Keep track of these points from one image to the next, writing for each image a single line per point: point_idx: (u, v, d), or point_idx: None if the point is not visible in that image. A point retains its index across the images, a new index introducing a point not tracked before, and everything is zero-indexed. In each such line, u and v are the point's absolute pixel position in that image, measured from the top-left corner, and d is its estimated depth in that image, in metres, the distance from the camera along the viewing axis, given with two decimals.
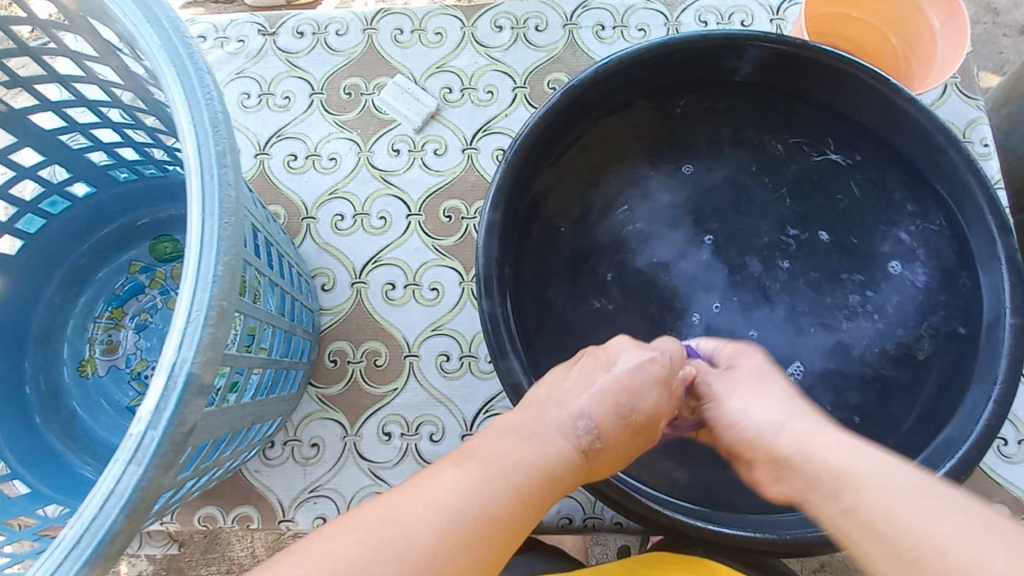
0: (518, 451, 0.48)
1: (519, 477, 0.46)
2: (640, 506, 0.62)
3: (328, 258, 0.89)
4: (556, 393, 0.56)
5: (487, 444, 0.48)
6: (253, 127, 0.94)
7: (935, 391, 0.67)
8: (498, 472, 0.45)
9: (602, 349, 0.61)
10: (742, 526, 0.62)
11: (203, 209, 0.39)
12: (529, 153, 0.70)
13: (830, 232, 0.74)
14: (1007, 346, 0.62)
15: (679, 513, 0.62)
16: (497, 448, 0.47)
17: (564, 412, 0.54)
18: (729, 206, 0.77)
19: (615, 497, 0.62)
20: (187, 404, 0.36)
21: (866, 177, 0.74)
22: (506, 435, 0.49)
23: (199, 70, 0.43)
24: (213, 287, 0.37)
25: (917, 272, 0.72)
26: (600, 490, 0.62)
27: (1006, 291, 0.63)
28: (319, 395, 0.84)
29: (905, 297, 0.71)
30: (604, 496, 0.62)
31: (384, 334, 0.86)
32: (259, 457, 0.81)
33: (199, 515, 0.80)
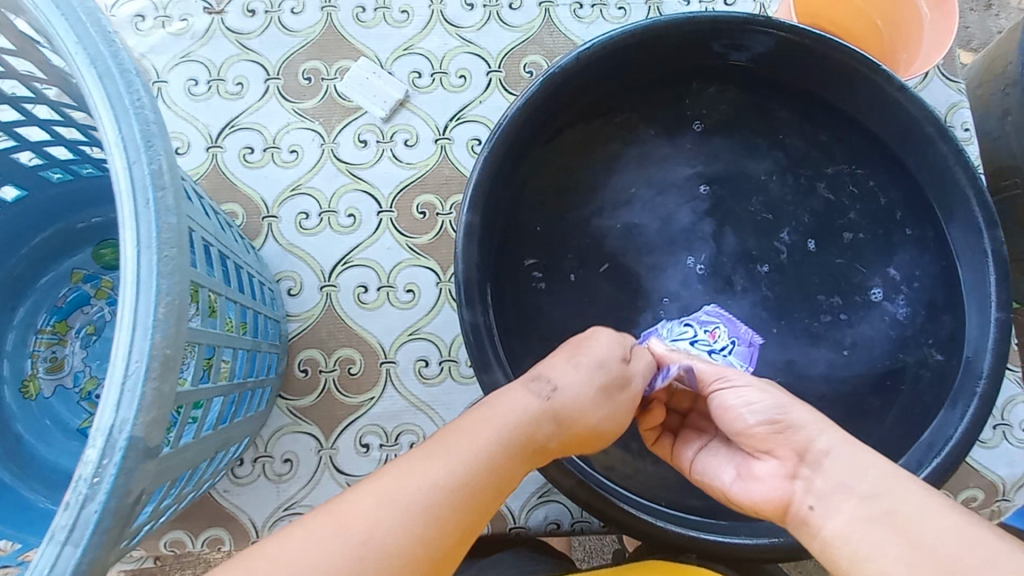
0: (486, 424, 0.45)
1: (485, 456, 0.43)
2: (631, 518, 0.60)
3: (293, 260, 0.82)
4: (513, 388, 0.48)
5: (423, 457, 0.41)
6: (203, 117, 0.86)
7: (923, 386, 0.66)
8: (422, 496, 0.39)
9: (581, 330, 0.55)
10: (737, 532, 0.60)
11: (138, 240, 0.34)
12: (507, 149, 0.65)
13: (817, 242, 0.72)
14: (993, 341, 0.61)
15: (672, 525, 0.61)
16: (428, 467, 0.40)
17: (512, 411, 0.46)
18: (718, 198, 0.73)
19: (607, 512, 0.59)
20: (131, 470, 0.32)
21: (854, 168, 0.72)
22: (445, 443, 0.42)
23: (126, 72, 0.37)
24: (155, 332, 0.33)
25: (898, 306, 0.69)
26: (591, 505, 0.59)
27: (993, 285, 0.63)
28: (290, 408, 0.79)
29: (901, 313, 0.69)
30: (595, 510, 0.60)
31: (358, 340, 0.81)
32: (229, 476, 0.76)
33: (166, 541, 0.75)
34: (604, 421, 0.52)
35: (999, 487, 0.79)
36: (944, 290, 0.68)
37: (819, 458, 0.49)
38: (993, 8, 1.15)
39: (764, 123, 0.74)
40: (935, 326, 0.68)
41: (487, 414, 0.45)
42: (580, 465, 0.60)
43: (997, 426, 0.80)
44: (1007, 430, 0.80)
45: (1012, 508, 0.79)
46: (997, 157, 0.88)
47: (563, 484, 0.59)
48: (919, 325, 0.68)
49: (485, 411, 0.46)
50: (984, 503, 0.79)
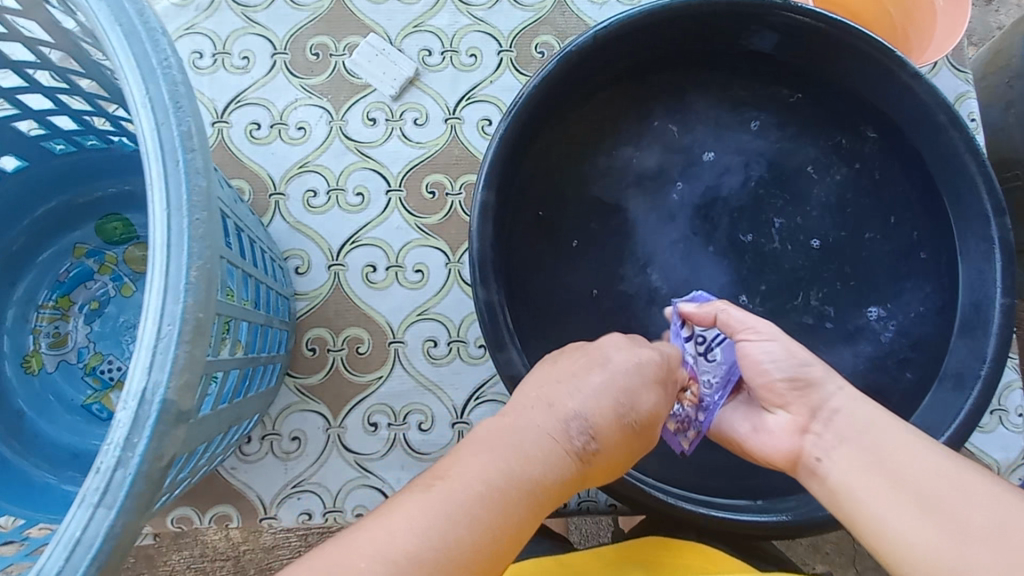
0: (502, 466, 0.41)
1: (501, 497, 0.39)
2: (643, 496, 0.60)
3: (301, 238, 0.82)
4: (524, 426, 0.44)
5: (421, 517, 0.37)
6: (208, 91, 0.84)
7: (927, 369, 0.67)
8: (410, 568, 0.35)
9: (594, 348, 0.51)
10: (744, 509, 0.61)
11: (168, 204, 0.33)
12: (519, 128, 0.65)
13: (820, 241, 0.72)
14: (998, 324, 0.62)
15: (683, 504, 0.61)
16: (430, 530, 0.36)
17: (520, 460, 0.42)
18: (734, 181, 0.73)
19: (615, 489, 0.60)
20: (164, 434, 0.32)
21: (862, 155, 0.73)
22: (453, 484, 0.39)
23: (151, 30, 0.36)
24: (186, 296, 0.32)
25: (887, 328, 0.69)
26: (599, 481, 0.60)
27: (997, 270, 0.64)
28: (298, 386, 0.79)
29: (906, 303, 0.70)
30: (604, 486, 0.60)
31: (366, 320, 0.80)
32: (236, 454, 0.76)
33: (173, 517, 0.75)
34: (620, 457, 0.48)
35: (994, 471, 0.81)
36: (950, 276, 0.68)
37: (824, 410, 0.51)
38: (994, 3, 1.15)
39: (777, 107, 0.74)
40: (941, 313, 0.68)
41: (496, 459, 0.41)
42: None
43: (994, 411, 0.82)
44: (1003, 415, 0.82)
45: None
46: (1001, 149, 0.89)
47: None
48: (927, 312, 0.69)
49: (486, 473, 0.40)
50: None
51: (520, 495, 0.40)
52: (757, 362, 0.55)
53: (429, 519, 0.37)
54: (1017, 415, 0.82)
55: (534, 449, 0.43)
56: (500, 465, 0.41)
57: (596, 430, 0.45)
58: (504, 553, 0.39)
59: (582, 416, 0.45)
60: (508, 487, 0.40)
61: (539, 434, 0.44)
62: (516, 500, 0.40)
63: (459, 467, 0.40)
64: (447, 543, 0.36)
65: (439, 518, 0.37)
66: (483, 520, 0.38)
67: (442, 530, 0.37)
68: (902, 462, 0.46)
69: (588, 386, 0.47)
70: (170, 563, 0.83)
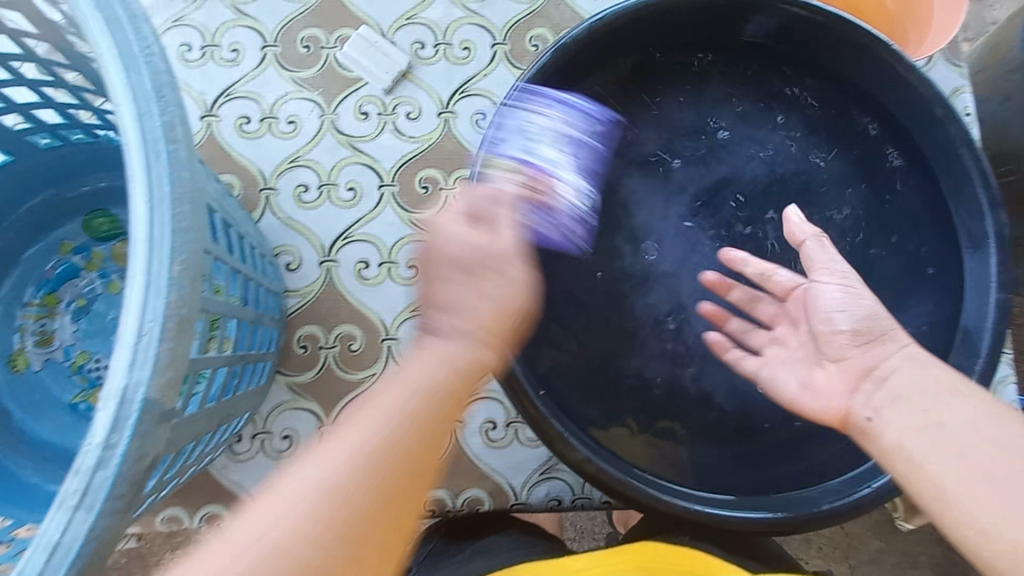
0: (405, 380, 0.45)
1: (410, 404, 0.44)
2: (639, 494, 0.58)
3: (292, 234, 0.81)
4: (424, 352, 0.48)
5: (339, 445, 0.41)
6: (197, 84, 0.83)
7: None
8: (346, 489, 0.39)
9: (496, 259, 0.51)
10: (748, 508, 0.59)
11: (149, 196, 0.32)
12: (513, 121, 0.64)
13: None
14: (994, 319, 0.62)
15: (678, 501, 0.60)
16: (353, 456, 0.40)
17: (415, 387, 0.45)
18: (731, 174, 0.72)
19: (616, 490, 0.58)
20: (145, 434, 0.31)
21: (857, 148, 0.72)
22: (364, 413, 0.43)
23: (133, 17, 0.35)
24: (170, 292, 0.31)
25: None
26: (600, 483, 0.58)
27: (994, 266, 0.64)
28: (290, 384, 0.78)
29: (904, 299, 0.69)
30: (606, 488, 0.58)
31: (359, 317, 0.79)
32: (227, 453, 0.75)
33: (163, 517, 0.74)
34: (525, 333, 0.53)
35: None
36: (947, 272, 0.68)
37: (883, 378, 0.50)
38: None
39: (773, 101, 0.73)
40: (938, 307, 0.68)
41: (401, 382, 0.45)
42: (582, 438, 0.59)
43: None
44: None
45: None
46: (996, 144, 0.89)
47: (567, 456, 0.58)
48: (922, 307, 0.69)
49: (396, 393, 0.44)
50: None
51: (421, 413, 0.44)
52: (816, 313, 0.55)
53: (339, 461, 0.40)
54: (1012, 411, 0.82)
55: (427, 358, 0.47)
56: (399, 384, 0.45)
57: (475, 317, 0.50)
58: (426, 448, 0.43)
59: (450, 311, 0.50)
60: (414, 394, 0.45)
61: (429, 362, 0.47)
62: (426, 403, 0.44)
63: (353, 417, 0.44)
64: (363, 470, 0.40)
65: (346, 459, 0.40)
66: (399, 428, 0.43)
67: (354, 469, 0.40)
68: (970, 445, 0.45)
69: (451, 294, 0.51)
70: (160, 564, 0.82)
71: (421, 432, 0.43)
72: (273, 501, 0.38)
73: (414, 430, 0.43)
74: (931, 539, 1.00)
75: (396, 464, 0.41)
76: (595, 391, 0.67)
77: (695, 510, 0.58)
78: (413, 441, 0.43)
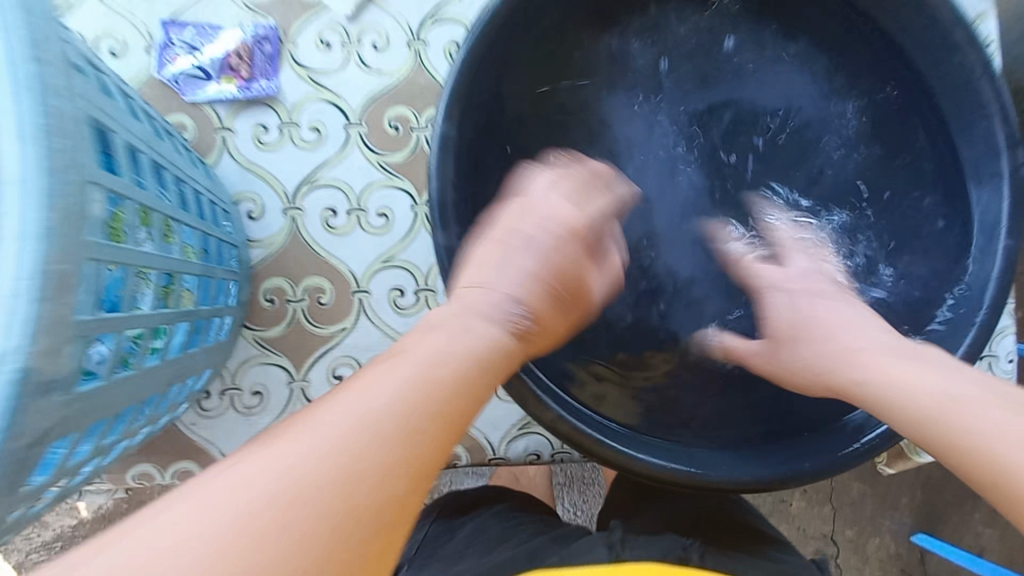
0: (430, 350, 0.37)
1: (439, 372, 0.36)
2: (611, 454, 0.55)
3: (253, 179, 0.75)
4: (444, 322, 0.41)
5: (340, 403, 0.32)
6: (138, 10, 0.74)
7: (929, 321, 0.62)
8: (342, 460, 0.30)
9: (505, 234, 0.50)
10: (729, 468, 0.56)
11: (14, 133, 0.28)
12: (481, 49, 0.57)
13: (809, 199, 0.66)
14: (999, 265, 0.56)
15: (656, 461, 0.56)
16: (356, 413, 0.32)
17: (431, 368, 0.36)
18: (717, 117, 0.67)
19: (590, 451, 0.55)
20: (28, 406, 0.28)
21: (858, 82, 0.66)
22: (372, 377, 0.35)
23: None
24: (43, 244, 0.28)
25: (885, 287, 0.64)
26: (574, 443, 0.55)
27: (998, 212, 0.58)
28: (257, 338, 0.74)
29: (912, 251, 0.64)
30: (580, 449, 0.56)
31: (328, 269, 0.75)
32: (195, 409, 0.73)
33: (133, 473, 0.72)
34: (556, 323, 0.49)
35: None
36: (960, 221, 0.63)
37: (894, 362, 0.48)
38: None
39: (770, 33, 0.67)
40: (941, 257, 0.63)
41: (423, 350, 0.37)
42: (553, 397, 0.56)
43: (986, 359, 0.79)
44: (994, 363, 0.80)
45: None
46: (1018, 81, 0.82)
47: (538, 416, 0.55)
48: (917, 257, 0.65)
49: (411, 363, 0.36)
50: None
51: (438, 406, 0.34)
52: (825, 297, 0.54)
53: (307, 441, 0.30)
54: (1007, 361, 0.79)
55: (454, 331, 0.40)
56: (418, 353, 0.37)
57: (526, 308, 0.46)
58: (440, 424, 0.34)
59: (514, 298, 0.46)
60: (440, 366, 0.36)
61: (459, 343, 0.39)
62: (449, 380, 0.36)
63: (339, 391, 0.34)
64: (353, 465, 0.30)
65: (324, 442, 0.30)
66: (419, 400, 0.34)
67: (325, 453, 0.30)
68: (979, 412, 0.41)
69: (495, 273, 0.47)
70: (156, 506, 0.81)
71: (440, 414, 0.34)
72: (213, 480, 0.28)
73: (432, 406, 0.34)
74: (912, 482, 1.00)
75: (406, 442, 0.32)
76: (571, 347, 0.64)
77: (673, 469, 0.56)
78: (433, 418, 0.34)
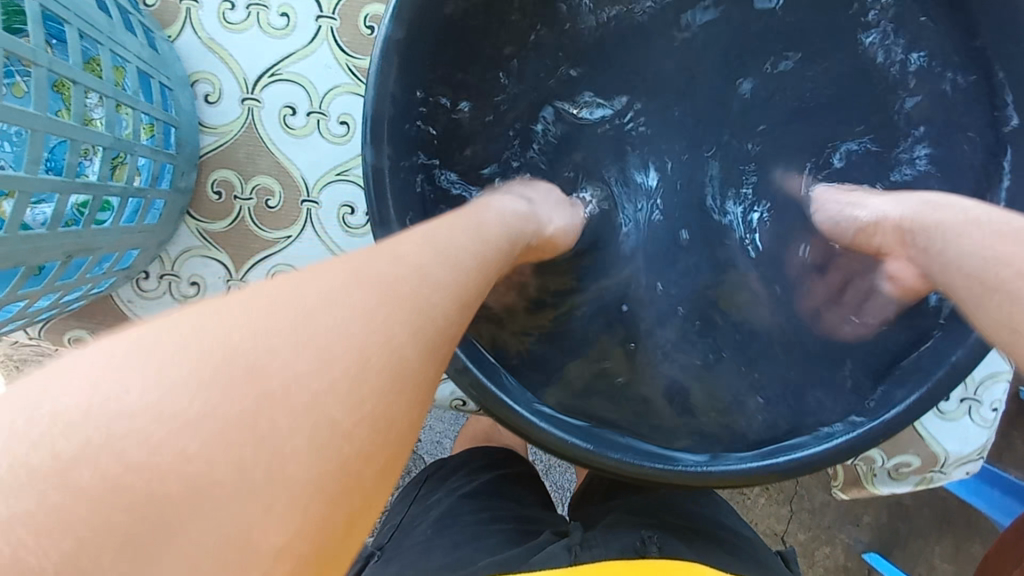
0: (466, 222, 0.43)
1: (484, 236, 0.43)
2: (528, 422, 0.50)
3: (213, 59, 0.70)
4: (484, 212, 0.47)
5: (387, 248, 0.36)
6: None
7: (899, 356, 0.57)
8: (409, 283, 0.33)
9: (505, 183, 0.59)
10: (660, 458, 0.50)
11: None
12: None
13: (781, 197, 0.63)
14: None
15: (569, 439, 0.50)
16: (418, 247, 0.36)
17: (440, 243, 0.38)
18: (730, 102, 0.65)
19: (496, 415, 0.50)
20: None
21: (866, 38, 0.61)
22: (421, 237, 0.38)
23: None
24: None
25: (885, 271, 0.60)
26: (481, 406, 0.50)
27: None
28: (200, 230, 0.72)
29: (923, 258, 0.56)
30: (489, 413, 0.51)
31: (279, 170, 0.71)
32: (133, 287, 0.73)
33: (68, 338, 0.74)
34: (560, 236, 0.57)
35: (939, 459, 0.74)
36: None
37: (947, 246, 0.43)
38: None
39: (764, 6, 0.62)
40: None
41: (457, 225, 0.42)
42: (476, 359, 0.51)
43: (965, 400, 0.73)
44: (973, 406, 0.73)
45: (943, 479, 0.74)
46: None
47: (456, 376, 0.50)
48: None
49: (452, 229, 0.41)
50: (915, 470, 0.74)
51: (466, 293, 0.37)
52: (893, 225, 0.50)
53: (342, 296, 0.30)
54: (989, 408, 0.73)
55: (481, 214, 0.46)
56: (466, 219, 0.44)
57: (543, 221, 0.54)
58: (487, 269, 0.41)
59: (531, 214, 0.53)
60: (478, 229, 0.43)
61: (468, 228, 0.43)
62: (493, 241, 0.44)
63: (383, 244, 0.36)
64: (424, 293, 0.33)
65: (361, 306, 0.30)
66: (467, 256, 0.39)
67: (376, 305, 0.30)
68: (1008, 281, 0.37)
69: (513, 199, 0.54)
70: None
71: (480, 263, 0.40)
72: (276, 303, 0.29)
73: (476, 259, 0.40)
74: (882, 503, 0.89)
75: (462, 279, 0.37)
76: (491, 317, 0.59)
77: (581, 444, 0.50)
78: (472, 258, 0.39)
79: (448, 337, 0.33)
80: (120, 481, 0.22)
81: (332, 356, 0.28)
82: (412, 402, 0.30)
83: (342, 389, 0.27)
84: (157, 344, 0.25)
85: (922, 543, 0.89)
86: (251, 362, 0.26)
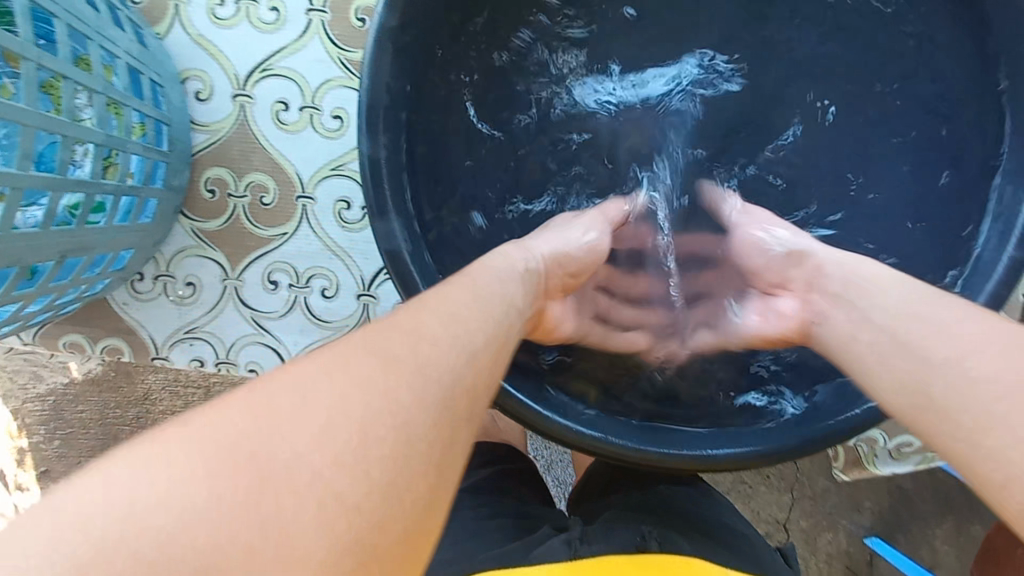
0: (484, 278, 0.42)
1: (496, 287, 0.42)
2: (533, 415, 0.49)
3: (203, 56, 0.69)
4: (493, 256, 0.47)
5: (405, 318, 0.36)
6: None
7: None
8: (420, 352, 0.33)
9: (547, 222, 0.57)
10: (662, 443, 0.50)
11: None
12: None
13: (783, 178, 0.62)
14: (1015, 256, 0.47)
15: (571, 427, 0.50)
16: (432, 313, 0.36)
17: (456, 307, 0.38)
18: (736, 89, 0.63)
19: (500, 403, 0.50)
20: None
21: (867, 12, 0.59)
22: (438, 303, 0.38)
23: None
24: None
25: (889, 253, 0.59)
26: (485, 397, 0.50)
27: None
28: (195, 230, 0.71)
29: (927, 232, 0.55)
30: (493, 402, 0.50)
31: (273, 166, 0.70)
32: (129, 289, 0.72)
33: (65, 342, 0.73)
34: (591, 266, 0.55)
35: None
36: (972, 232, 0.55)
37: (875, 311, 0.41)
38: None
39: None
40: None
41: (469, 283, 0.41)
42: None
43: None
44: None
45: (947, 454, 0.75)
46: None
47: None
48: None
49: (463, 287, 0.40)
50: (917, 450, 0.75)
51: (478, 344, 0.36)
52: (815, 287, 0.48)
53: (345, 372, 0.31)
54: None
55: (493, 260, 0.45)
56: (481, 272, 0.43)
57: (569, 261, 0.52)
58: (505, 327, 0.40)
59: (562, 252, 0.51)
60: (491, 280, 0.42)
61: (479, 282, 0.42)
62: (504, 291, 0.42)
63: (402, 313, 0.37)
64: (434, 360, 0.33)
65: (366, 379, 0.30)
66: (481, 314, 0.38)
67: (377, 377, 0.31)
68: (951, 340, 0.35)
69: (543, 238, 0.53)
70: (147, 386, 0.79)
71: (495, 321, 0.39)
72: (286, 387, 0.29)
73: (490, 317, 0.39)
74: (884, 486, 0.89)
75: (478, 340, 0.36)
76: None
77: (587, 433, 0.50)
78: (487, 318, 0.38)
79: (457, 394, 0.33)
80: (127, 563, 0.23)
81: (334, 430, 0.28)
82: (421, 469, 0.29)
83: (344, 463, 0.27)
84: (158, 451, 0.26)
85: (924, 526, 0.89)
86: (254, 451, 0.26)
